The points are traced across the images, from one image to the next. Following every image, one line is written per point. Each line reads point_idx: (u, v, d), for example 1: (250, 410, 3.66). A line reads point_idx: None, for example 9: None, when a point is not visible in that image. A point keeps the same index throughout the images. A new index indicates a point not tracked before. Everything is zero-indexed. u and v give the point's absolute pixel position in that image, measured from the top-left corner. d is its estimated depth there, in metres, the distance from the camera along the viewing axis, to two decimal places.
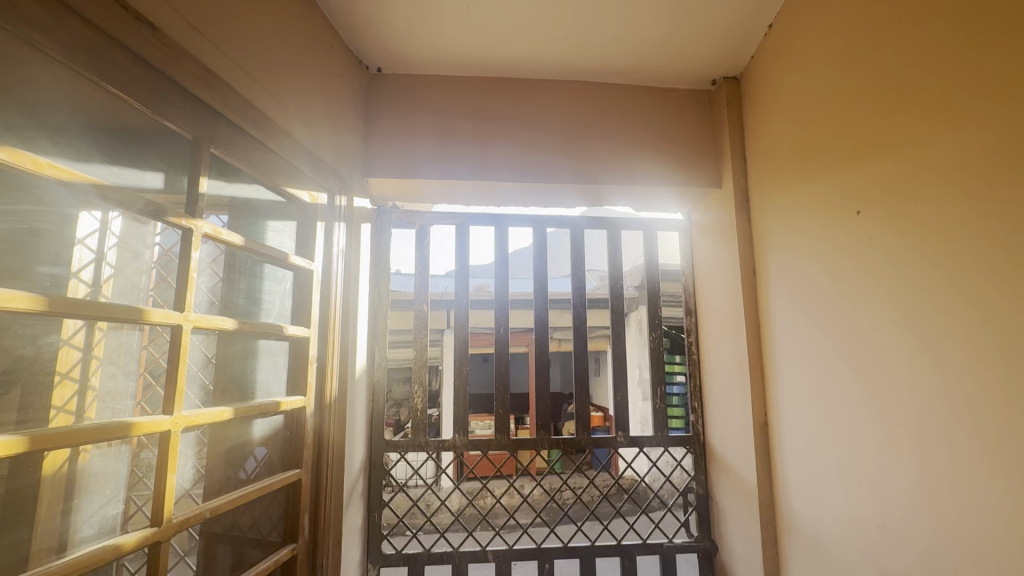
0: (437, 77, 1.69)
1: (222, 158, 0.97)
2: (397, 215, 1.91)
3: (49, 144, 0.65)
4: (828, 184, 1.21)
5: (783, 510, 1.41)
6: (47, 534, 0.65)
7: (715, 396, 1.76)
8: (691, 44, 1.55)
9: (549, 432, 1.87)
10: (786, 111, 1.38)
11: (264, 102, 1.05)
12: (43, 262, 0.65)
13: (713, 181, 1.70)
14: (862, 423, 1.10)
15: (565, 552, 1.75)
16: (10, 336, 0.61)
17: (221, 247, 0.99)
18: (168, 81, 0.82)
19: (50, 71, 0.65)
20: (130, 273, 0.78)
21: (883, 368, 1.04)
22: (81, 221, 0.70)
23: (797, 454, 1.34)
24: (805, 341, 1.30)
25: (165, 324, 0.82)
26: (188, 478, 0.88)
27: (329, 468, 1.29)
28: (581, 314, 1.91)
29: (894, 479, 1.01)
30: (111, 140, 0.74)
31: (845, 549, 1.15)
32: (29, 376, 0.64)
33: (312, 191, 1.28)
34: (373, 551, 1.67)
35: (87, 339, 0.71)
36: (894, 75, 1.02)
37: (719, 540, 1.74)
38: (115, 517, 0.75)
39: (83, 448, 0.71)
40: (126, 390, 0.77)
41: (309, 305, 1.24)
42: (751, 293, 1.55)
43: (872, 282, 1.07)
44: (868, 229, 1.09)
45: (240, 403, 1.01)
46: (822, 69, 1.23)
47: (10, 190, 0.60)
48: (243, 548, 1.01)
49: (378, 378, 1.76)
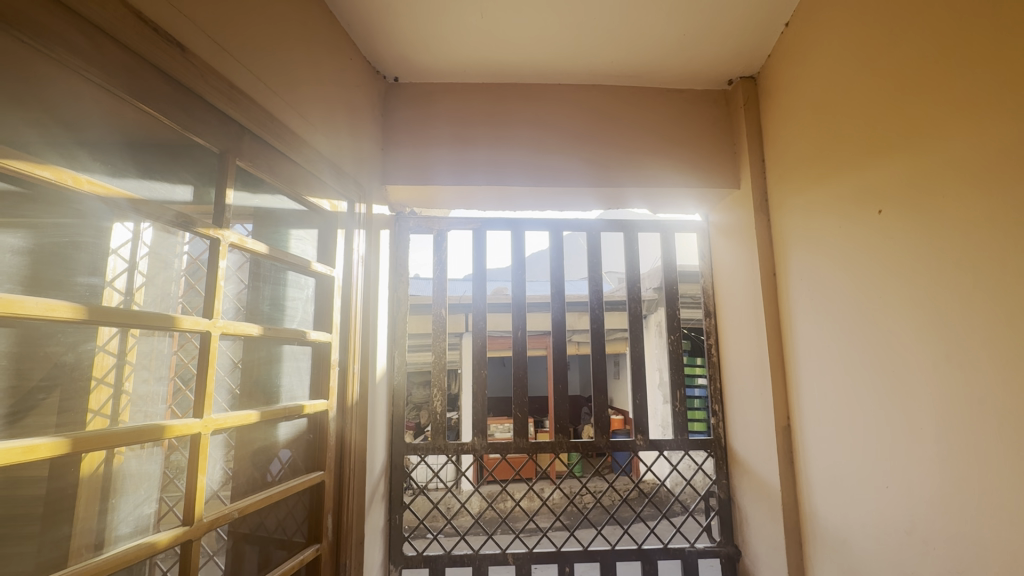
0: (452, 85, 1.71)
1: (247, 170, 1.00)
2: (415, 220, 1.92)
3: (88, 162, 0.68)
4: (848, 183, 1.19)
5: (808, 514, 1.38)
6: (86, 532, 0.68)
7: (736, 398, 1.74)
8: (706, 44, 1.54)
9: (568, 435, 1.86)
10: (805, 110, 1.37)
11: (286, 114, 1.08)
12: (82, 273, 0.68)
13: (731, 182, 1.69)
14: (886, 423, 1.08)
15: (585, 556, 1.74)
16: (54, 342, 0.65)
17: (247, 255, 1.02)
18: (196, 99, 0.86)
19: (88, 93, 0.69)
20: (162, 281, 0.81)
21: (906, 369, 1.02)
22: (114, 232, 0.73)
23: (819, 455, 1.32)
24: (827, 341, 1.27)
25: (195, 331, 0.86)
26: (217, 480, 0.91)
27: (351, 470, 1.32)
28: (597, 318, 1.89)
29: (920, 481, 0.99)
30: (144, 155, 0.77)
31: (871, 553, 1.13)
32: (69, 382, 0.67)
33: (333, 200, 1.31)
34: (395, 553, 1.69)
35: (121, 345, 0.74)
36: (915, 70, 1.00)
37: (743, 546, 1.72)
38: (149, 516, 0.78)
39: (118, 450, 0.73)
40: (157, 394, 0.80)
41: (331, 311, 1.27)
42: (771, 294, 1.53)
43: (894, 281, 1.05)
44: (890, 229, 1.06)
45: (267, 407, 1.04)
46: (839, 68, 1.22)
47: (50, 205, 0.64)
48: (270, 548, 1.04)
49: (398, 382, 1.78)
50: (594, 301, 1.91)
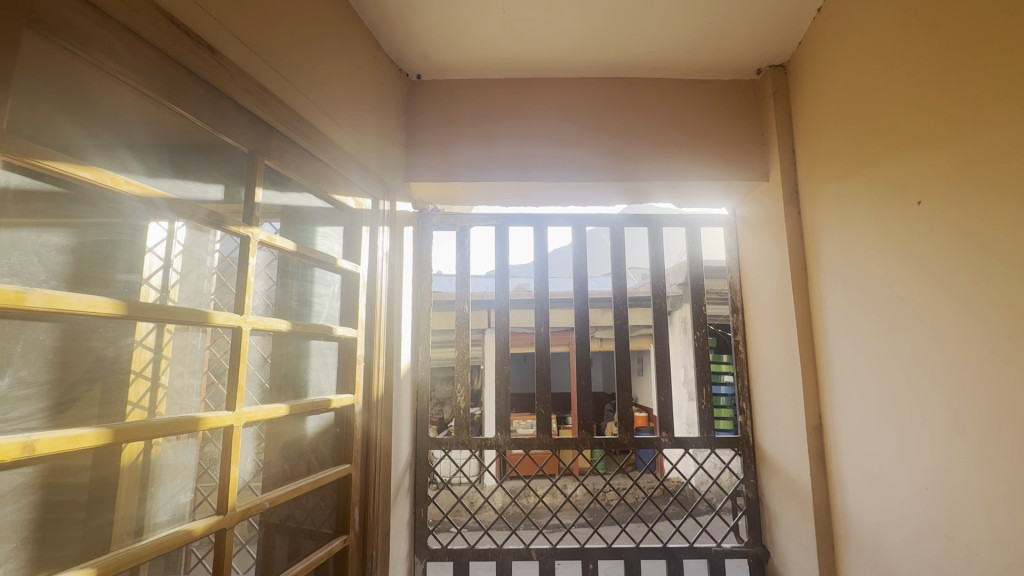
0: (474, 82, 1.72)
1: (275, 169, 1.03)
2: (439, 217, 1.94)
3: (126, 164, 0.71)
4: (885, 172, 1.14)
5: (841, 515, 1.34)
6: (127, 519, 0.71)
7: (765, 395, 1.70)
8: (732, 33, 1.50)
9: (591, 432, 1.84)
10: (839, 98, 1.32)
11: (312, 113, 1.10)
12: (121, 270, 0.71)
13: (759, 174, 1.64)
14: (925, 422, 1.03)
15: (609, 553, 1.73)
16: (95, 337, 0.68)
17: (275, 252, 1.04)
18: (226, 99, 0.88)
19: (125, 95, 0.71)
20: (195, 278, 0.84)
21: (948, 367, 0.97)
22: (150, 231, 0.75)
23: (853, 455, 1.28)
24: (863, 337, 1.23)
25: (226, 326, 0.88)
26: (249, 471, 0.93)
27: (377, 464, 1.34)
28: (621, 314, 1.87)
29: (961, 482, 0.95)
30: (177, 155, 0.80)
31: (909, 556, 1.08)
32: (110, 375, 0.70)
33: (358, 197, 1.33)
34: (419, 546, 1.71)
35: (157, 340, 0.77)
36: (957, 53, 0.95)
37: (772, 546, 1.68)
38: (185, 505, 0.80)
39: (156, 441, 0.76)
40: (192, 387, 0.82)
41: (356, 306, 1.29)
42: (802, 289, 1.49)
43: (935, 274, 1.00)
44: (930, 220, 1.02)
45: (295, 400, 1.07)
46: (876, 53, 1.17)
47: (90, 205, 0.67)
48: (299, 538, 1.07)
49: (422, 377, 1.80)
50: (618, 297, 1.88)
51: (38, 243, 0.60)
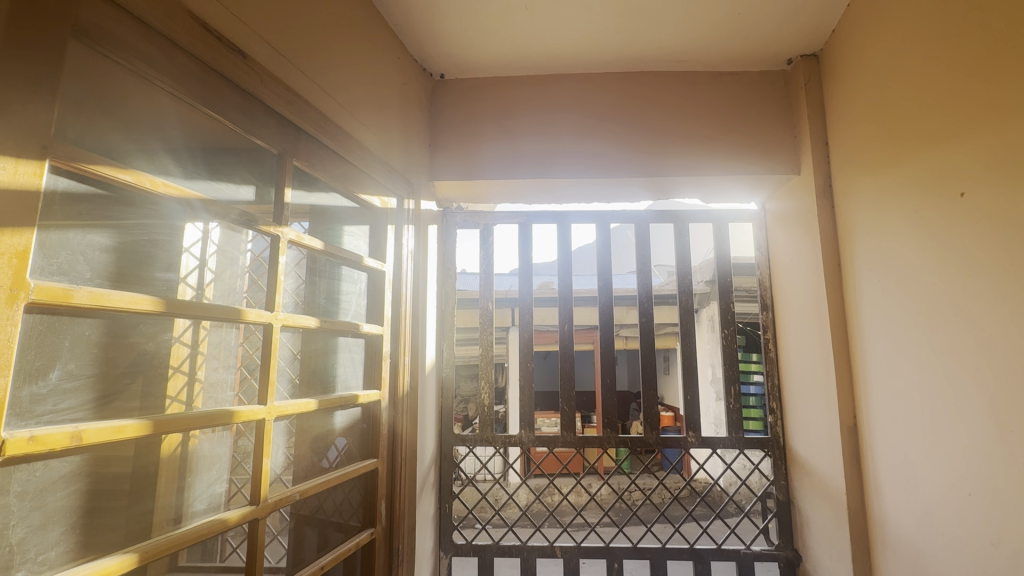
0: (498, 80, 1.72)
1: (304, 170, 1.05)
2: (462, 215, 1.95)
3: (164, 167, 0.74)
4: (924, 163, 1.10)
5: (878, 519, 1.29)
6: (167, 508, 0.74)
7: (796, 394, 1.65)
8: (761, 24, 1.46)
9: (616, 430, 1.83)
10: (875, 86, 1.27)
11: (339, 114, 1.13)
12: (160, 269, 0.74)
13: (790, 167, 1.60)
14: (970, 424, 0.98)
15: (634, 553, 1.71)
16: (137, 333, 0.71)
17: (304, 251, 1.07)
18: (257, 102, 0.90)
19: (163, 101, 0.74)
20: (228, 276, 0.86)
21: (995, 367, 0.92)
22: (187, 231, 0.78)
23: (890, 458, 1.23)
24: (900, 334, 1.18)
25: (258, 323, 0.91)
26: (280, 464, 0.96)
27: (402, 459, 1.36)
28: (646, 312, 1.84)
29: (1008, 488, 0.90)
30: (211, 158, 0.83)
31: (952, 563, 1.04)
32: (150, 369, 0.73)
33: (383, 197, 1.35)
34: (444, 541, 1.73)
35: (194, 336, 0.80)
36: (1002, 36, 0.90)
37: (804, 550, 1.63)
38: (220, 495, 0.83)
39: (193, 434, 0.79)
40: (226, 382, 0.85)
41: (382, 304, 1.31)
42: (836, 285, 1.44)
43: (981, 268, 0.95)
44: (973, 212, 0.97)
45: (324, 395, 1.09)
46: (914, 37, 1.12)
47: (131, 206, 0.70)
48: (328, 530, 1.09)
49: (447, 375, 1.81)
50: (643, 294, 1.86)
51: (84, 243, 0.64)
